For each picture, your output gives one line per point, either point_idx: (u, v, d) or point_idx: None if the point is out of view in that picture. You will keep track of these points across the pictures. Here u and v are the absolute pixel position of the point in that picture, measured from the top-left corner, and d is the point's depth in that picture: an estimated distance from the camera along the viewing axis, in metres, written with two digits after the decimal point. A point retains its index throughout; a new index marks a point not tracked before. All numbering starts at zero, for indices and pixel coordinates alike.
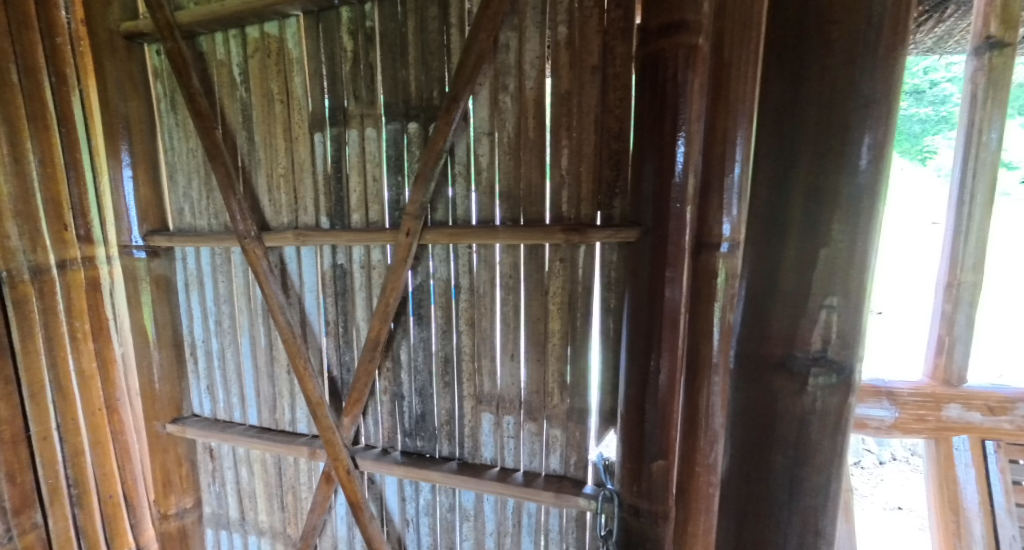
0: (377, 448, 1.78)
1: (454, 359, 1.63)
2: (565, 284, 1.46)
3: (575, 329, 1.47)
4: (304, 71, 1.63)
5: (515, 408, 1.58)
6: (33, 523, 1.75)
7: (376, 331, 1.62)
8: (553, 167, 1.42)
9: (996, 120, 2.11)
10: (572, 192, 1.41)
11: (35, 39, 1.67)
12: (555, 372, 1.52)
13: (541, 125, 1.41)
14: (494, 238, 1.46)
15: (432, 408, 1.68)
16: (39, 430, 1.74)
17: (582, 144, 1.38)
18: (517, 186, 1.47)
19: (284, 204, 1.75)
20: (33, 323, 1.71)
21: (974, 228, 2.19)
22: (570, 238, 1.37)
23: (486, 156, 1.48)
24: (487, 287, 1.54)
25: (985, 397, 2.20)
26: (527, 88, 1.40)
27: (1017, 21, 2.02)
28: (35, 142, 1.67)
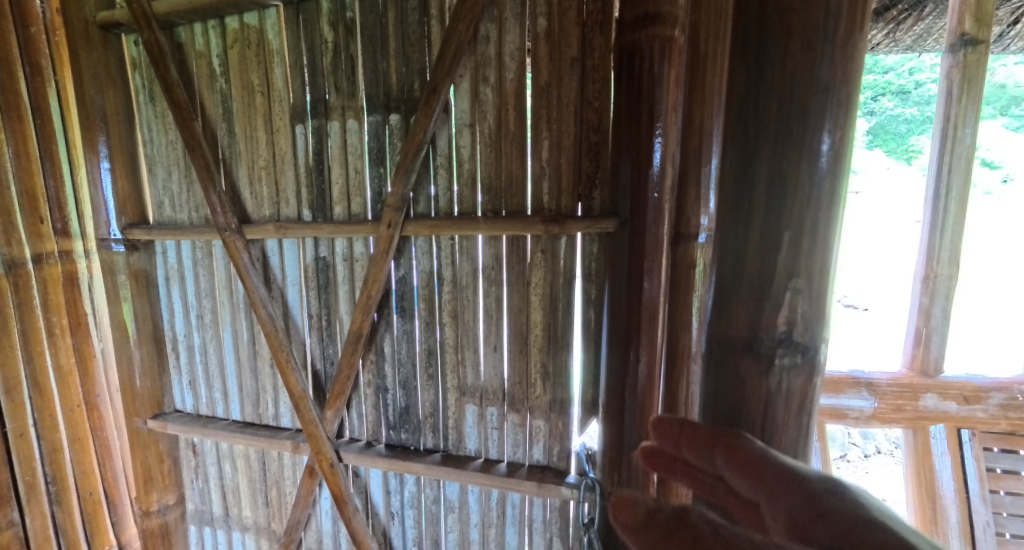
0: (361, 442, 1.78)
1: (437, 352, 1.63)
2: (546, 275, 1.46)
3: (556, 321, 1.48)
4: (284, 62, 1.62)
5: (498, 399, 1.59)
6: (10, 521, 1.71)
7: (358, 324, 1.62)
8: (534, 159, 1.42)
9: (970, 116, 2.16)
10: (552, 184, 1.42)
11: (8, 28, 1.65)
12: (536, 363, 1.52)
13: (521, 117, 1.41)
14: (475, 229, 1.46)
15: (415, 401, 1.69)
16: (15, 427, 1.70)
17: (562, 135, 1.38)
18: (498, 178, 1.47)
19: (265, 197, 1.74)
20: (9, 318, 1.68)
21: (949, 222, 2.24)
22: (550, 229, 1.38)
23: (468, 148, 1.48)
24: (469, 279, 1.54)
25: (959, 387, 2.26)
26: (508, 80, 1.41)
27: (991, 18, 2.06)
28: (10, 134, 1.66)
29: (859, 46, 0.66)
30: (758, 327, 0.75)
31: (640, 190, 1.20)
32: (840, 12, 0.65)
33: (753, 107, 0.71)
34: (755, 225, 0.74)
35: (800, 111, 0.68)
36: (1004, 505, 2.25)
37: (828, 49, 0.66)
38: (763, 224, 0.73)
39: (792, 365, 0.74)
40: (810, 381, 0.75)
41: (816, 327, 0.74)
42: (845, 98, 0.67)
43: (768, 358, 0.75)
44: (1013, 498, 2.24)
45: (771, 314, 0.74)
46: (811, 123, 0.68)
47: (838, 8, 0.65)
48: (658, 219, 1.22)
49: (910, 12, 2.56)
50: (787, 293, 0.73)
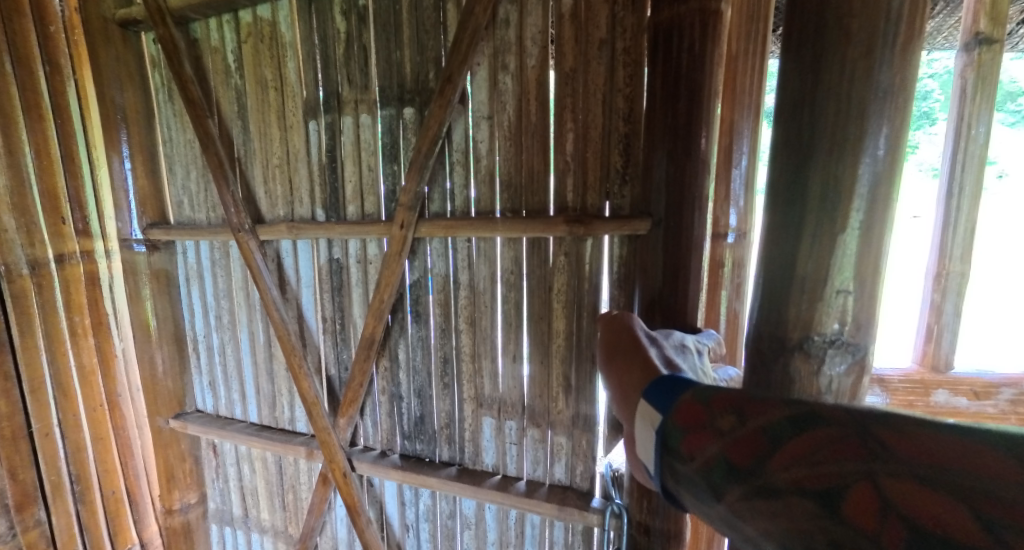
0: (375, 450, 1.80)
1: (453, 359, 1.64)
2: (570, 280, 1.47)
3: (581, 329, 1.48)
4: (298, 55, 1.62)
5: (517, 412, 1.60)
6: (37, 520, 1.74)
7: (370, 329, 1.63)
8: (558, 150, 1.42)
9: (984, 115, 2.17)
10: (578, 180, 1.43)
11: (28, 26, 1.64)
12: (558, 375, 1.53)
13: (543, 108, 1.41)
14: (492, 229, 1.47)
15: (430, 410, 1.70)
16: (40, 426, 1.72)
17: (589, 127, 1.38)
18: (518, 173, 1.47)
19: (279, 195, 1.74)
20: (33, 318, 1.68)
21: (962, 220, 2.26)
22: (573, 230, 1.38)
23: (485, 142, 1.48)
24: (487, 284, 1.55)
25: (970, 382, 2.29)
26: (529, 67, 1.41)
27: (1005, 17, 2.07)
28: (31, 133, 1.65)
29: (916, 51, 0.67)
30: (809, 328, 0.77)
31: (693, 172, 1.18)
32: (900, 18, 0.66)
33: (809, 110, 0.73)
34: (807, 226, 0.75)
35: (858, 116, 0.69)
36: None
37: (887, 55, 0.67)
38: (816, 226, 0.74)
39: (842, 366, 0.76)
40: (859, 381, 0.76)
41: (868, 329, 0.75)
42: (902, 104, 0.68)
43: (818, 362, 0.76)
44: None
45: (822, 316, 0.76)
46: (870, 125, 0.69)
47: (898, 15, 0.66)
48: (704, 208, 1.21)
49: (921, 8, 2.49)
50: (839, 295, 0.74)
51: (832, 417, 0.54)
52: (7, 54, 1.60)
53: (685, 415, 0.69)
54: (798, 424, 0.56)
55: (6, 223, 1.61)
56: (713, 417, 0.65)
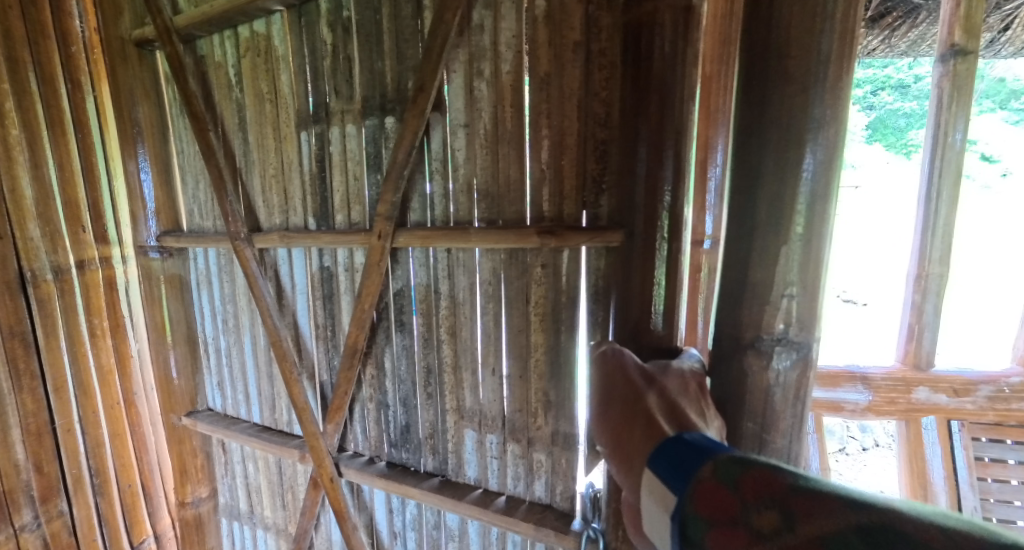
0: (364, 456, 1.88)
1: (435, 371, 1.66)
2: (548, 292, 1.44)
3: (559, 344, 1.46)
4: (291, 69, 1.69)
5: (498, 426, 1.59)
6: (59, 511, 1.85)
7: (353, 339, 1.70)
8: (534, 161, 1.39)
9: (961, 122, 2.26)
10: (554, 190, 1.39)
11: (51, 47, 1.75)
12: (537, 390, 1.51)
13: (519, 114, 1.39)
14: (467, 240, 1.46)
15: (416, 419, 1.74)
16: (63, 422, 1.83)
17: (565, 133, 1.35)
18: (495, 182, 1.46)
19: (277, 204, 1.84)
20: (56, 321, 1.79)
21: (940, 223, 2.35)
22: (546, 241, 1.34)
23: (462, 151, 1.48)
24: (466, 295, 1.55)
25: (949, 380, 2.40)
26: (504, 73, 1.38)
27: (979, 29, 2.16)
28: (54, 146, 1.76)
29: (846, 85, 0.76)
30: (759, 328, 0.87)
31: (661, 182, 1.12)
32: (829, 59, 0.75)
33: (757, 137, 0.83)
34: (757, 238, 0.85)
35: (796, 143, 0.79)
36: (990, 491, 2.39)
37: (820, 90, 0.76)
38: (765, 237, 0.84)
39: (789, 361, 0.85)
40: (804, 375, 0.86)
41: (810, 328, 0.85)
42: (835, 132, 0.77)
43: (767, 358, 0.86)
44: (999, 485, 2.38)
45: (770, 317, 0.86)
46: (806, 150, 0.78)
47: (828, 56, 0.75)
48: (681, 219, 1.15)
49: (904, 20, 2.94)
50: (784, 299, 0.84)
51: (919, 527, 0.38)
52: (33, 73, 1.70)
53: (704, 490, 0.56)
54: (871, 532, 0.40)
55: (32, 232, 1.71)
56: (743, 498, 0.51)
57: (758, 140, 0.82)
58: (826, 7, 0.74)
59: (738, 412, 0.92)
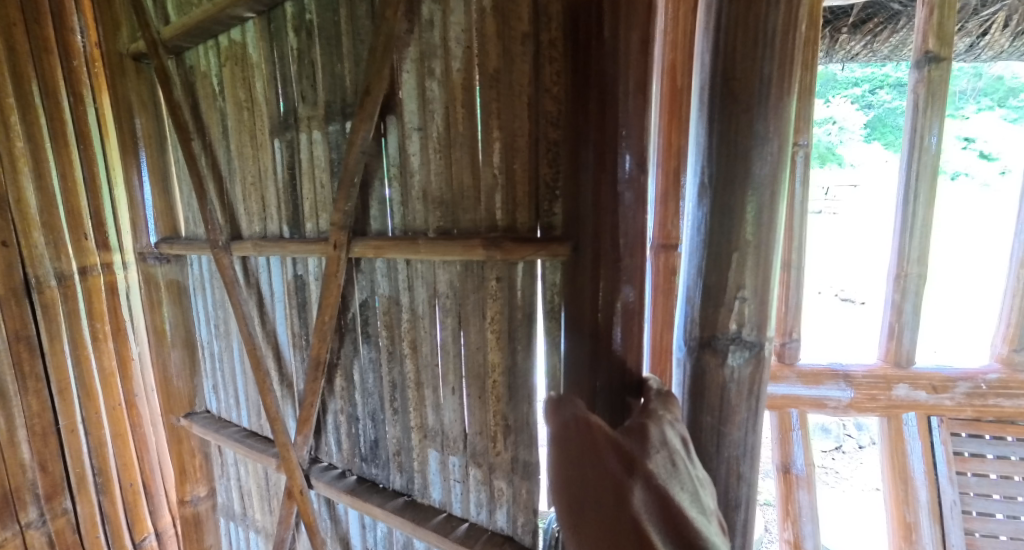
0: (336, 470, 1.84)
1: (400, 386, 1.59)
2: (503, 308, 1.32)
3: (516, 363, 1.35)
4: (263, 77, 1.69)
5: (459, 448, 1.50)
6: (63, 509, 1.94)
7: (316, 352, 1.67)
8: (485, 164, 1.29)
9: (936, 125, 2.33)
10: (506, 197, 1.27)
11: (54, 61, 1.82)
12: (496, 414, 1.41)
13: (470, 115, 1.28)
14: (415, 250, 1.39)
15: (384, 435, 1.68)
16: (67, 423, 1.90)
17: (515, 134, 1.23)
18: (449, 189, 1.36)
19: (255, 212, 1.84)
20: (60, 325, 1.86)
21: (918, 224, 2.41)
22: (490, 253, 1.24)
23: (417, 156, 1.39)
24: (426, 309, 1.47)
25: (928, 377, 2.46)
26: (454, 70, 1.28)
27: (952, 37, 2.24)
28: (57, 157, 1.83)
29: (789, 107, 0.83)
30: (715, 329, 0.94)
31: (614, 185, 0.95)
32: (770, 83, 0.82)
33: (708, 153, 0.90)
34: (713, 246, 0.92)
35: (743, 158, 0.86)
36: (969, 485, 2.44)
37: (763, 110, 0.83)
38: (718, 245, 0.91)
39: (743, 358, 0.92)
40: (757, 371, 0.93)
41: (762, 329, 0.92)
42: (778, 150, 0.84)
43: (722, 355, 0.93)
44: (978, 478, 2.43)
45: (725, 318, 0.93)
46: (752, 164, 0.85)
47: (768, 80, 0.82)
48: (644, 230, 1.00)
49: (885, 25, 3.02)
50: (737, 301, 0.91)
51: None
52: (36, 87, 1.77)
53: None
54: None
55: (37, 241, 1.79)
56: None
57: (708, 157, 0.90)
58: (767, 39, 0.81)
59: (698, 406, 0.98)
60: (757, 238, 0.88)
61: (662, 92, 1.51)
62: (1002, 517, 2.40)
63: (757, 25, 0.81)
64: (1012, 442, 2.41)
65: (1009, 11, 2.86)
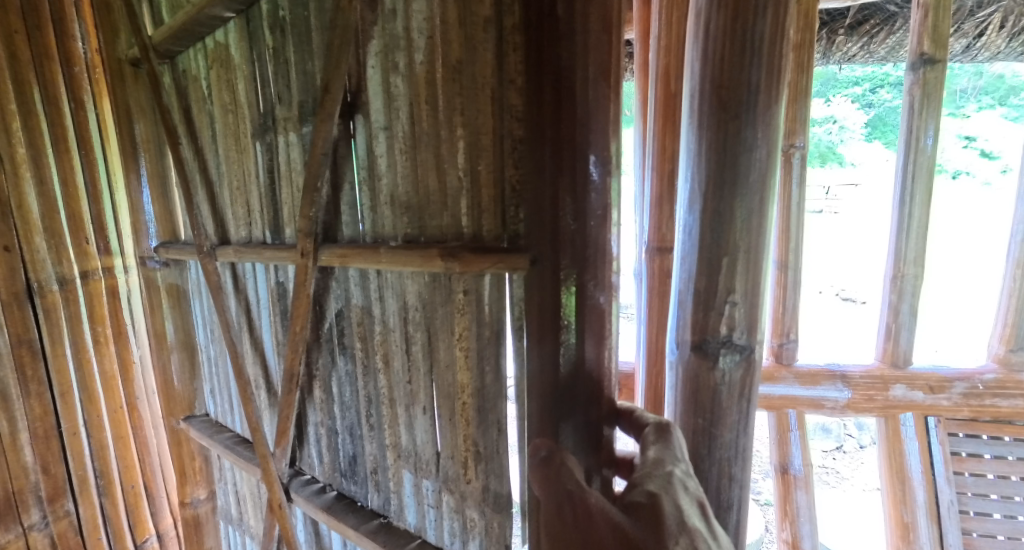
0: (318, 484, 1.73)
1: (375, 402, 1.46)
2: (471, 323, 1.16)
3: (485, 388, 1.18)
4: (245, 78, 1.62)
5: (432, 472, 1.34)
6: (66, 511, 1.95)
7: (290, 364, 1.58)
8: (451, 166, 1.13)
9: (931, 127, 2.34)
10: (472, 202, 1.11)
11: (55, 68, 1.84)
12: (465, 438, 1.24)
13: (434, 113, 1.13)
14: (377, 259, 1.25)
15: (362, 450, 1.55)
16: (69, 426, 1.92)
17: (480, 132, 1.06)
18: (416, 193, 1.21)
19: (241, 218, 1.78)
20: (62, 329, 1.88)
21: (914, 226, 2.43)
22: (448, 265, 1.07)
23: (384, 157, 1.25)
24: (397, 322, 1.32)
25: (925, 377, 2.48)
26: (417, 63, 1.13)
27: (946, 39, 2.26)
28: (58, 162, 1.85)
29: (776, 115, 0.86)
30: (706, 332, 0.95)
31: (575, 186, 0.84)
32: (758, 91, 0.84)
33: (697, 159, 0.92)
34: (704, 251, 0.93)
35: (732, 165, 0.87)
36: (966, 485, 2.46)
37: (751, 116, 0.84)
38: (709, 250, 0.92)
39: (734, 361, 0.94)
40: (748, 373, 0.95)
41: (751, 332, 0.94)
42: (766, 158, 0.87)
43: (713, 357, 0.95)
44: (975, 478, 2.44)
45: (715, 321, 0.94)
46: (740, 171, 0.87)
47: (756, 88, 0.84)
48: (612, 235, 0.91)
49: (881, 26, 3.03)
50: (727, 305, 0.92)
51: None
52: (37, 93, 1.79)
53: None
54: None
55: (39, 246, 1.81)
56: None
57: (697, 163, 0.91)
58: (755, 47, 0.83)
59: (690, 408, 1.00)
60: (745, 243, 0.90)
61: (657, 96, 1.51)
62: (999, 517, 2.41)
63: (745, 34, 0.82)
64: (1010, 442, 2.42)
65: (1004, 13, 2.88)
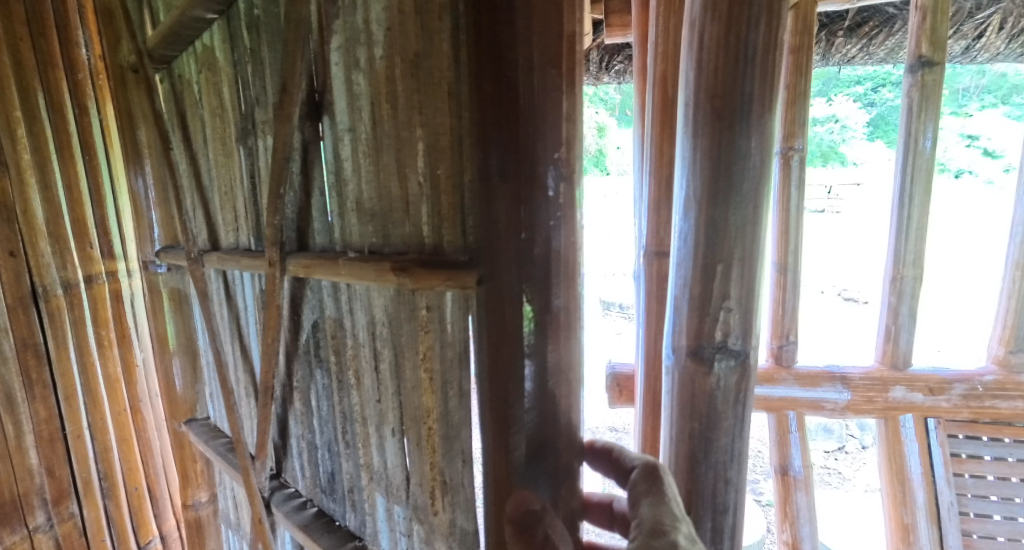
0: (300, 499, 1.64)
1: (349, 419, 1.34)
2: (435, 343, 1.01)
3: (451, 415, 1.02)
4: (229, 81, 1.56)
5: (402, 499, 1.20)
6: (70, 513, 1.97)
7: (265, 376, 1.52)
8: (412, 170, 0.98)
9: (929, 128, 2.35)
10: (433, 211, 0.96)
11: (59, 74, 1.86)
12: (431, 469, 1.09)
13: (392, 112, 0.99)
14: (337, 269, 1.15)
15: (339, 467, 1.45)
16: (73, 428, 1.94)
17: (439, 132, 0.91)
18: (379, 200, 1.08)
19: (228, 223, 1.73)
20: (66, 333, 1.90)
21: (914, 227, 2.43)
22: (400, 280, 0.96)
23: (350, 160, 1.13)
24: (366, 338, 1.19)
25: (925, 379, 2.48)
26: (375, 57, 0.98)
27: (945, 42, 2.27)
28: (62, 167, 1.86)
29: (770, 126, 0.87)
30: (701, 337, 0.96)
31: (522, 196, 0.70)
32: (752, 99, 0.85)
33: (692, 166, 0.93)
34: (699, 257, 0.94)
35: (725, 172, 0.88)
36: (966, 486, 2.45)
37: (745, 126, 0.86)
38: (704, 257, 0.93)
39: (728, 366, 0.95)
40: (743, 378, 0.96)
41: (747, 337, 0.95)
42: (761, 165, 0.88)
43: (709, 363, 0.96)
44: (975, 480, 2.43)
45: (710, 327, 0.95)
46: (734, 178, 0.88)
47: (750, 96, 0.85)
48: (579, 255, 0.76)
49: (881, 28, 3.05)
50: (722, 310, 0.94)
51: None
52: (42, 100, 1.82)
53: None
54: None
55: (43, 251, 1.83)
56: None
57: (692, 170, 0.92)
58: (749, 57, 0.84)
59: (687, 412, 1.01)
60: (738, 249, 0.91)
61: (655, 101, 1.51)
62: (999, 519, 2.40)
63: (739, 41, 0.83)
64: (1010, 443, 2.42)
65: (1004, 14, 2.89)
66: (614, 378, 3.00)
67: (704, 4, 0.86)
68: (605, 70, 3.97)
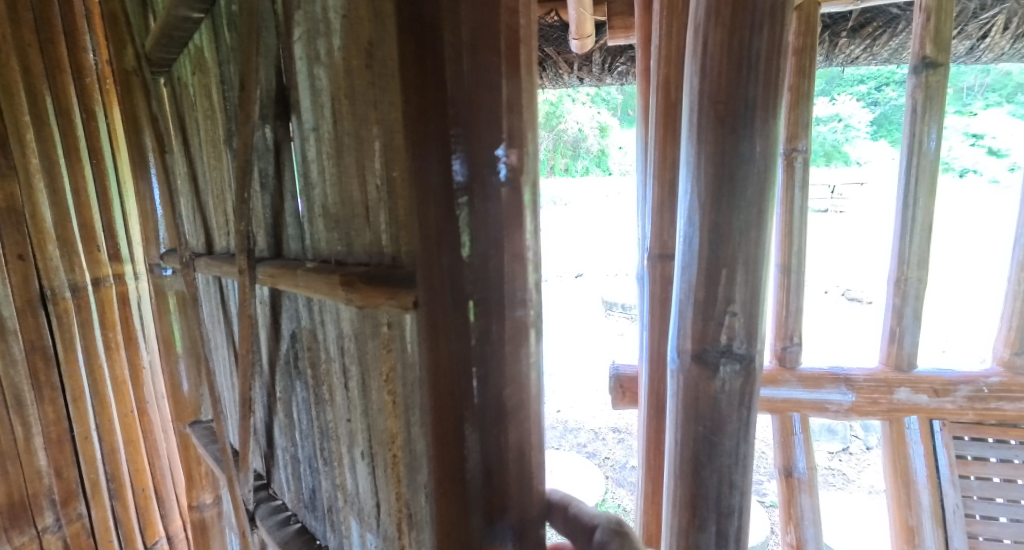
0: (284, 514, 1.47)
1: (324, 431, 1.13)
2: (394, 367, 0.77)
3: (412, 448, 0.77)
4: (215, 79, 1.45)
5: (375, 528, 1.00)
6: (78, 514, 1.99)
7: (242, 386, 1.36)
8: (372, 166, 0.76)
9: (933, 129, 2.35)
10: (392, 216, 0.74)
11: (66, 80, 1.88)
12: (397, 499, 0.88)
13: (354, 109, 0.79)
14: (296, 280, 1.00)
15: (319, 483, 1.25)
16: (80, 430, 1.96)
17: (391, 122, 0.68)
18: (343, 205, 0.89)
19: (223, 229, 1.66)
20: (73, 335, 1.92)
21: (917, 228, 2.43)
22: (347, 295, 0.77)
23: (316, 166, 0.95)
24: (335, 351, 0.99)
25: (929, 380, 2.47)
26: (334, 52, 0.79)
27: (948, 43, 2.27)
28: (68, 170, 1.88)
29: (774, 132, 0.87)
30: (705, 341, 0.97)
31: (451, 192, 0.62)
32: (755, 105, 0.85)
33: (696, 171, 0.93)
34: (703, 263, 0.95)
35: (728, 178, 0.89)
36: (971, 488, 2.44)
37: (749, 131, 0.86)
38: (708, 262, 0.94)
39: (732, 371, 0.96)
40: (747, 383, 0.96)
41: (751, 342, 0.95)
42: (765, 170, 0.88)
43: (713, 367, 0.97)
44: (980, 482, 2.43)
45: (714, 332, 0.96)
46: (737, 184, 0.89)
47: (754, 102, 0.85)
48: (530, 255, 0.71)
49: (884, 29, 3.04)
50: (727, 315, 0.94)
51: None
52: (50, 106, 1.84)
53: None
54: None
55: (52, 254, 1.85)
56: None
57: (695, 175, 0.93)
58: (752, 63, 0.84)
59: (691, 415, 1.02)
60: (741, 252, 0.92)
61: (657, 104, 1.52)
62: (1004, 521, 2.38)
63: (740, 46, 0.84)
64: (1016, 445, 2.40)
65: (1008, 14, 2.88)
66: (617, 379, 3.01)
67: (707, 10, 0.87)
68: (608, 72, 3.99)
